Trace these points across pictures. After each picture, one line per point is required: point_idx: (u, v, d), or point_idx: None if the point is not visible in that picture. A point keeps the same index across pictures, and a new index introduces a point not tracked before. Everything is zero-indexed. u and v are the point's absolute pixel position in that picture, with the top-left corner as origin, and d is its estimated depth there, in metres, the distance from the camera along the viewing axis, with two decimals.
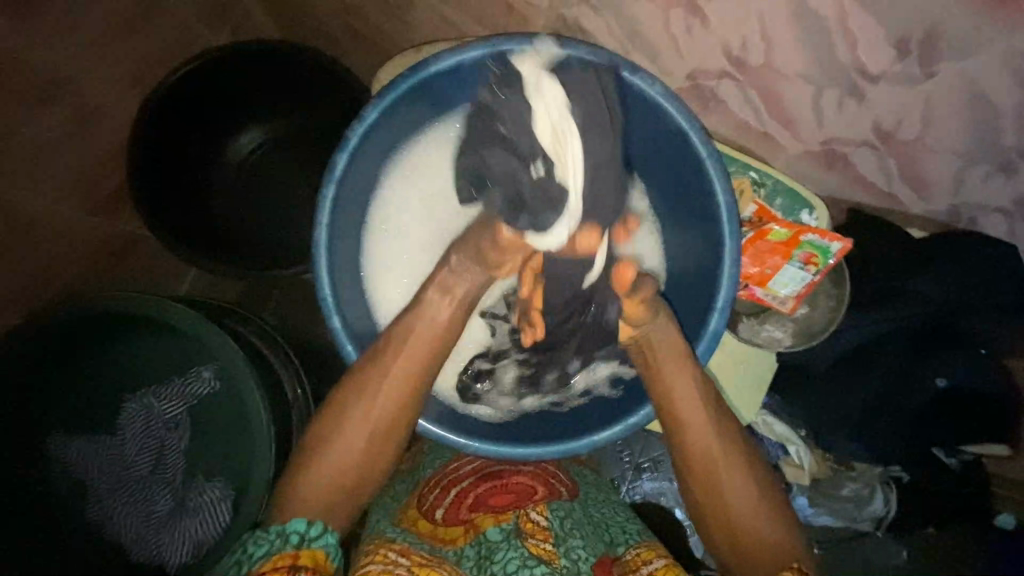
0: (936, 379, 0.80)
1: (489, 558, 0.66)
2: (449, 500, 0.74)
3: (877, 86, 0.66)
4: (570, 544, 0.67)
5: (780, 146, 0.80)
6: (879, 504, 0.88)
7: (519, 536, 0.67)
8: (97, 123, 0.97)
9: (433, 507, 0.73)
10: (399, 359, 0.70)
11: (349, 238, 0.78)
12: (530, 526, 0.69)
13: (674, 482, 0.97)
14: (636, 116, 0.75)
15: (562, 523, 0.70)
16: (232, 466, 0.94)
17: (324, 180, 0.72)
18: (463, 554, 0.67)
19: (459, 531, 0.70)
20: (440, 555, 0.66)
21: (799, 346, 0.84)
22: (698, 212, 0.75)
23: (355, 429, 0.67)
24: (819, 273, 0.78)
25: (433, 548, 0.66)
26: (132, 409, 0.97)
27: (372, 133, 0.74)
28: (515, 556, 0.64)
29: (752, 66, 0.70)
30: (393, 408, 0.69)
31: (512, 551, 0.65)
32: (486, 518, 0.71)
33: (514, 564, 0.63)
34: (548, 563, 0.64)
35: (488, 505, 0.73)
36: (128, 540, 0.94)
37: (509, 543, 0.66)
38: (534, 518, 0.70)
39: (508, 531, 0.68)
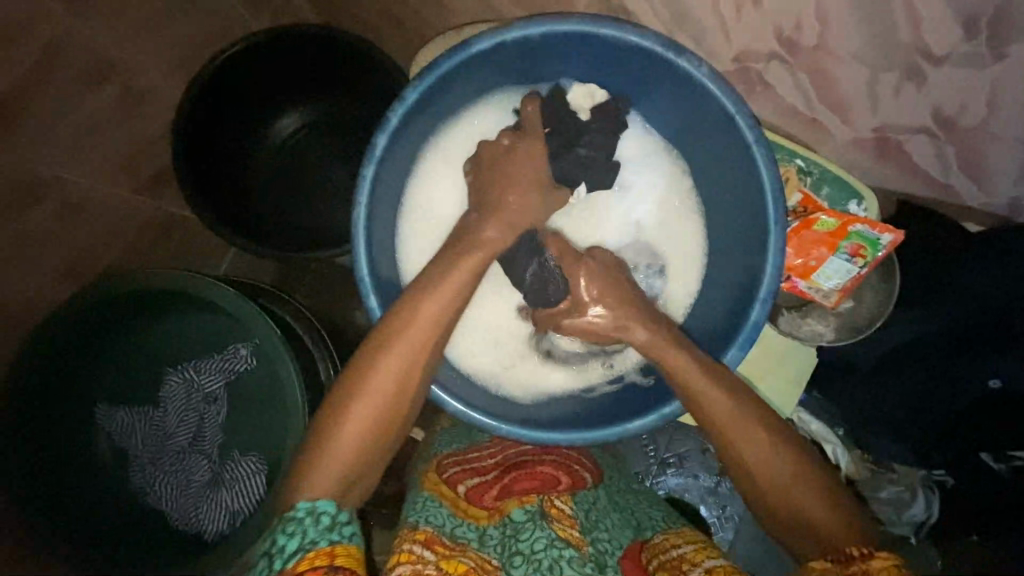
0: (987, 379, 0.76)
1: (514, 537, 0.67)
2: (473, 482, 0.73)
3: (939, 69, 0.63)
4: (595, 535, 0.68)
5: (829, 134, 0.76)
6: (919, 509, 0.83)
7: (545, 518, 0.68)
8: (140, 106, 0.99)
9: (455, 481, 0.74)
10: (410, 332, 0.64)
11: (384, 219, 0.77)
12: (554, 511, 0.69)
13: (699, 478, 0.97)
14: (680, 98, 0.72)
15: (587, 513, 0.72)
16: (267, 441, 0.97)
17: (363, 160, 0.72)
18: (485, 534, 0.68)
19: (484, 512, 0.70)
20: (460, 537, 0.66)
21: (842, 340, 0.81)
22: (741, 200, 0.73)
23: (364, 406, 0.62)
24: (867, 266, 0.75)
25: (455, 528, 0.67)
26: (171, 383, 1.00)
27: (411, 113, 0.73)
28: (542, 536, 0.66)
29: (803, 49, 0.67)
30: (406, 374, 0.64)
31: (540, 531, 0.66)
32: (509, 501, 0.71)
33: (541, 543, 0.65)
34: (577, 548, 0.65)
35: (514, 489, 0.72)
36: (167, 508, 0.98)
37: (535, 523, 0.67)
38: (559, 505, 0.71)
39: (532, 512, 0.69)
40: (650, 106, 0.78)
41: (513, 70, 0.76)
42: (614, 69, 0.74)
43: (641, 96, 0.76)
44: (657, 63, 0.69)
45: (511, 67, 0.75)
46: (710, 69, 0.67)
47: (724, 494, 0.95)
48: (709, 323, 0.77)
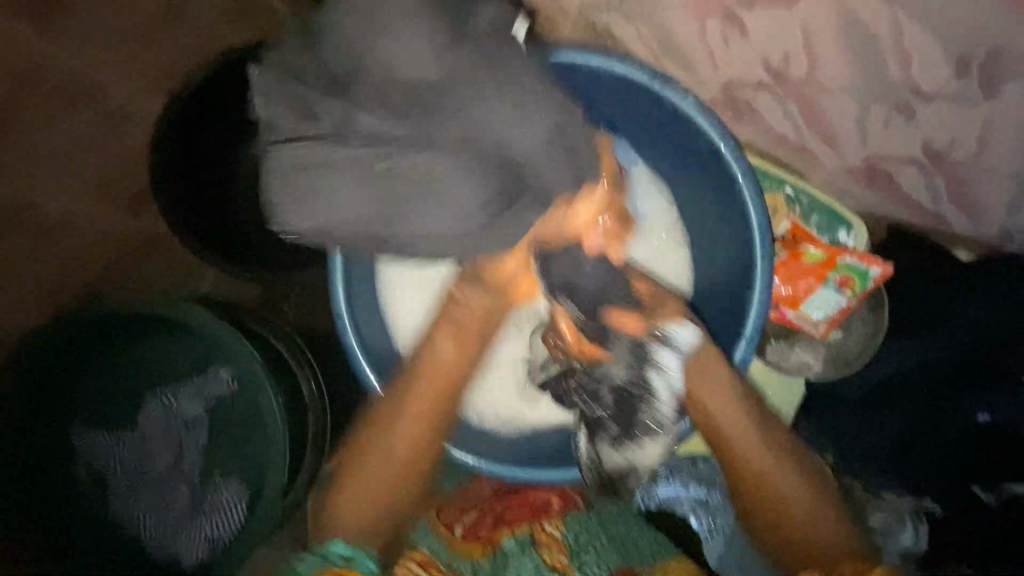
0: (975, 413, 0.75)
1: (503, 569, 0.67)
2: (472, 518, 0.76)
3: (931, 104, 0.61)
4: (582, 558, 0.68)
5: (820, 162, 0.75)
6: (908, 538, 0.79)
7: (534, 548, 0.69)
8: (115, 123, 0.96)
9: (451, 525, 0.75)
10: (428, 383, 0.77)
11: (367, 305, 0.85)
12: (544, 538, 0.71)
13: (690, 488, 0.93)
14: (667, 128, 0.71)
15: (577, 536, 0.71)
16: (247, 467, 0.95)
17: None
18: (477, 566, 0.68)
19: (478, 546, 0.71)
20: (455, 567, 0.68)
21: (828, 371, 0.84)
22: (728, 231, 0.72)
23: (381, 452, 0.75)
24: (856, 297, 0.74)
25: (449, 560, 0.69)
26: (150, 408, 0.98)
27: None
28: (530, 564, 0.66)
29: (792, 80, 0.66)
30: (424, 429, 0.76)
31: (528, 558, 0.67)
32: (502, 531, 0.73)
33: (528, 570, 0.66)
34: (563, 573, 0.65)
35: (507, 518, 0.75)
36: (145, 535, 0.96)
37: (525, 552, 0.68)
38: (549, 530, 0.72)
39: (522, 543, 0.70)
40: (636, 133, 0.76)
41: None
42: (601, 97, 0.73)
43: (629, 122, 0.74)
44: (643, 93, 0.68)
45: None
46: (696, 100, 0.65)
47: (714, 505, 0.92)
48: None
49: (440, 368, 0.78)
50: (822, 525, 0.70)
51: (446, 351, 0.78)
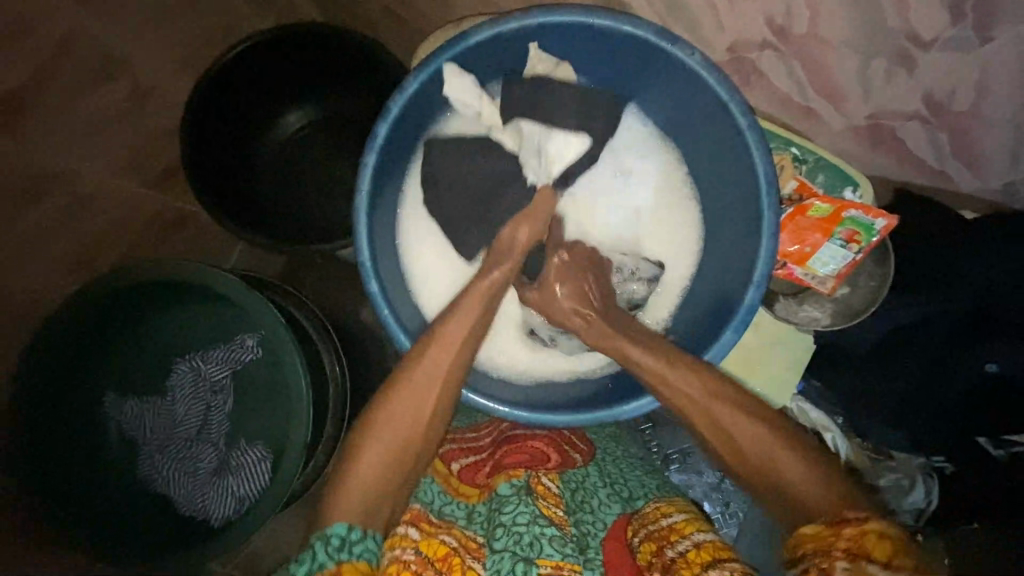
0: (984, 363, 0.77)
1: (499, 511, 0.68)
2: (467, 459, 0.75)
3: (928, 53, 0.64)
4: (580, 517, 0.69)
5: (823, 121, 0.77)
6: (920, 495, 0.85)
7: (530, 495, 0.69)
8: (149, 103, 1.01)
9: (449, 457, 0.75)
10: (452, 342, 0.69)
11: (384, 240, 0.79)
12: (540, 489, 0.70)
13: (702, 474, 0.97)
14: (676, 87, 0.74)
15: (574, 495, 0.72)
16: (273, 428, 0.99)
17: (365, 149, 0.74)
18: (473, 510, 0.70)
19: (475, 488, 0.72)
20: (447, 514, 0.69)
21: (838, 325, 0.81)
22: (736, 186, 0.74)
23: (383, 440, 0.64)
24: (861, 251, 0.76)
25: (443, 504, 0.70)
26: (179, 373, 1.02)
27: (411, 103, 0.75)
28: (525, 511, 0.67)
29: (795, 37, 0.69)
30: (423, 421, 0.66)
31: (523, 506, 0.67)
32: (499, 476, 0.72)
33: (522, 518, 0.66)
34: (558, 527, 0.66)
35: (503, 465, 0.73)
36: (175, 494, 1.00)
37: (520, 498, 0.68)
38: (545, 482, 0.72)
39: (518, 487, 0.69)
40: (648, 95, 0.79)
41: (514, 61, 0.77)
42: (613, 60, 0.76)
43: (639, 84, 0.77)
44: (653, 52, 0.71)
45: (510, 59, 0.77)
46: (703, 57, 0.68)
47: (727, 489, 0.95)
48: (704, 312, 0.78)
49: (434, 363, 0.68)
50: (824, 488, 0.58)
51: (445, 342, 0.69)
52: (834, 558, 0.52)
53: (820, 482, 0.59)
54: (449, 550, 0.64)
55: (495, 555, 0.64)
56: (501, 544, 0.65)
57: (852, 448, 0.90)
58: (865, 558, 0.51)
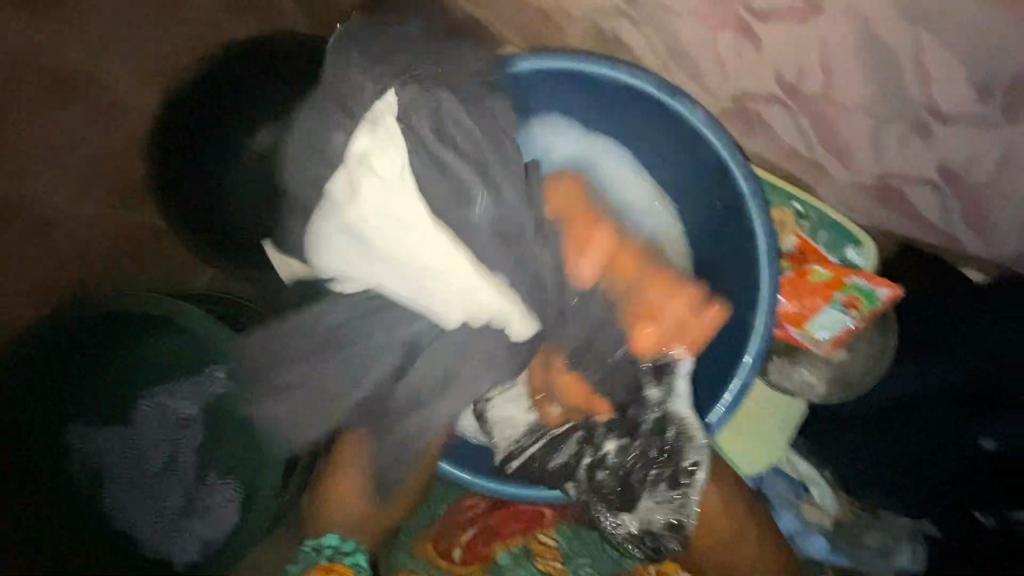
0: (979, 438, 0.73)
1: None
2: (468, 534, 0.84)
3: (948, 125, 0.60)
4: (577, 563, 0.80)
5: (829, 177, 0.73)
6: (903, 558, 0.80)
7: (531, 558, 0.81)
8: (115, 120, 0.95)
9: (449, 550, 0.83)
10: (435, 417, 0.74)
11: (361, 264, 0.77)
12: (539, 547, 0.82)
13: None
14: (673, 140, 0.70)
15: (570, 541, 0.82)
16: (244, 465, 0.95)
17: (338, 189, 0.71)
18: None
19: (478, 565, 0.81)
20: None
21: (833, 394, 0.81)
22: (735, 251, 0.70)
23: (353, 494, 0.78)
24: (862, 318, 0.71)
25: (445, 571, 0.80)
26: (144, 406, 0.97)
27: None
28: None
29: (804, 94, 0.64)
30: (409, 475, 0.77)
31: (525, 572, 0.79)
32: (498, 548, 0.83)
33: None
34: None
35: (499, 533, 0.84)
36: (136, 532, 0.94)
37: (522, 563, 0.80)
38: (543, 540, 0.83)
39: (517, 555, 0.81)
40: (645, 144, 0.74)
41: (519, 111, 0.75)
42: (615, 110, 0.73)
43: (637, 134, 0.74)
44: (654, 105, 0.68)
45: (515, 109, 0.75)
46: (708, 115, 0.64)
47: None
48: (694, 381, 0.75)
49: (438, 435, 0.74)
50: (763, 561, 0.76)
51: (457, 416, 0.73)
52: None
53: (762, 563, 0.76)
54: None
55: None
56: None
57: (838, 503, 0.86)
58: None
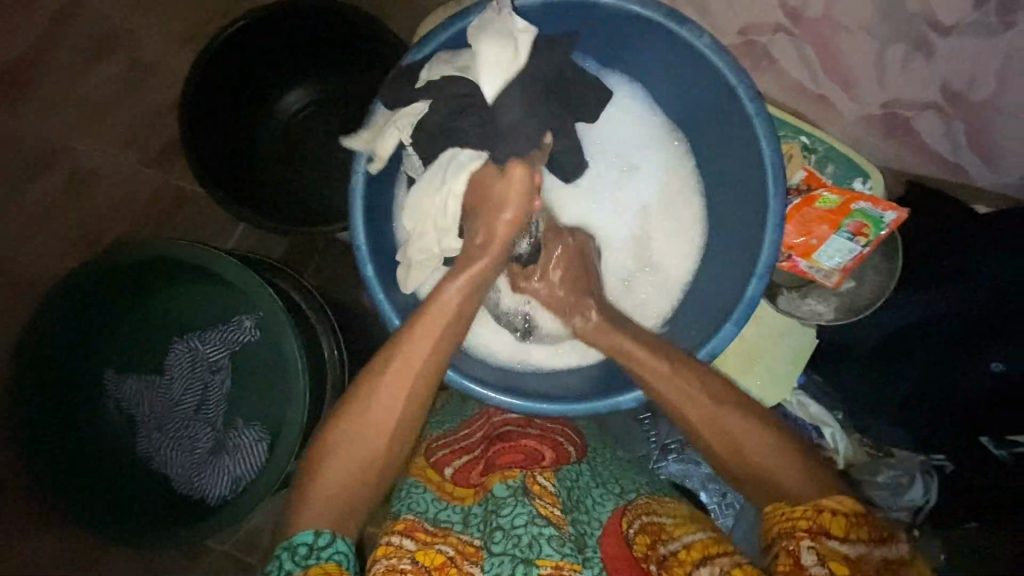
0: (991, 362, 0.75)
1: (495, 514, 0.67)
2: (460, 460, 0.77)
3: (949, 39, 0.63)
4: (575, 517, 0.69)
5: (836, 111, 0.76)
6: (918, 493, 0.83)
7: (526, 494, 0.68)
8: (153, 79, 1.00)
9: (441, 464, 0.77)
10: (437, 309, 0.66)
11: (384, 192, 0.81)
12: (536, 488, 0.70)
13: (699, 465, 0.96)
14: (688, 70, 0.70)
15: (570, 492, 0.73)
16: (272, 408, 1.00)
17: (363, 127, 0.75)
18: (470, 512, 0.70)
19: (469, 492, 0.73)
20: (443, 520, 0.68)
21: (840, 320, 0.82)
22: (742, 181, 0.71)
23: (341, 453, 0.61)
24: (869, 245, 0.73)
25: (437, 506, 0.70)
26: (176, 353, 1.02)
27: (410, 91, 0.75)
28: (522, 512, 0.66)
29: (808, 21, 0.68)
30: (404, 404, 0.64)
31: (520, 506, 0.67)
32: (493, 477, 0.72)
33: (521, 519, 0.64)
34: (556, 526, 0.64)
35: (495, 465, 0.75)
36: (172, 471, 1.01)
37: (517, 499, 0.67)
38: (541, 481, 0.71)
39: (515, 488, 0.68)
40: (657, 80, 0.75)
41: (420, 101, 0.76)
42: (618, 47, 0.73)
43: (647, 70, 0.75)
44: (659, 35, 0.68)
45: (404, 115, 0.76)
46: (713, 40, 0.65)
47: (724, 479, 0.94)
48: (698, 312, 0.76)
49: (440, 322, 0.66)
50: (803, 477, 0.54)
51: (429, 329, 0.65)
52: (797, 537, 0.48)
53: (798, 473, 0.54)
54: (445, 559, 0.63)
55: (493, 557, 0.64)
56: (500, 548, 0.64)
57: (852, 445, 0.89)
58: (825, 534, 0.48)
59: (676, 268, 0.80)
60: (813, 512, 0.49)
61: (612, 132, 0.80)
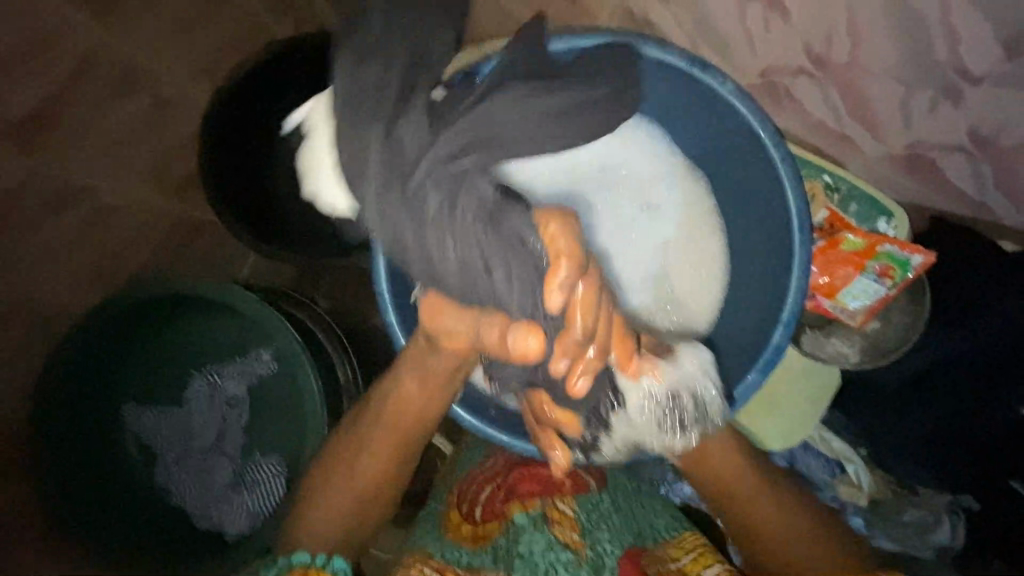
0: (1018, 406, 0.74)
1: (514, 542, 0.71)
2: (486, 494, 0.78)
3: (978, 87, 0.61)
4: (596, 536, 0.72)
5: (859, 150, 0.75)
6: (944, 535, 0.81)
7: (547, 524, 0.72)
8: (169, 116, 1.00)
9: (473, 505, 0.78)
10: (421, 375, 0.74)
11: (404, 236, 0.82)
12: (556, 514, 0.74)
13: None
14: (709, 114, 0.70)
15: (590, 515, 0.75)
16: (289, 443, 1.00)
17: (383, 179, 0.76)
18: (497, 548, 0.72)
19: (495, 524, 0.75)
20: (476, 565, 0.70)
21: (866, 364, 0.81)
22: (766, 225, 0.71)
23: (335, 498, 0.73)
24: (896, 287, 0.72)
25: (470, 558, 0.71)
26: (195, 385, 1.02)
27: None
28: (541, 540, 0.70)
29: (833, 65, 0.66)
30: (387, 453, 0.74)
31: (539, 535, 0.71)
32: (514, 506, 0.75)
33: (539, 547, 0.69)
34: (574, 551, 0.69)
35: (518, 493, 0.77)
36: (189, 505, 1.00)
37: (536, 529, 0.71)
38: (561, 508, 0.75)
39: (534, 518, 0.73)
40: (677, 119, 0.75)
41: None
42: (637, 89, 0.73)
43: (664, 109, 0.74)
44: (680, 78, 0.68)
45: None
46: (735, 84, 0.65)
47: None
48: (722, 351, 0.76)
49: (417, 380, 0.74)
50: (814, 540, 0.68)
51: (413, 394, 0.74)
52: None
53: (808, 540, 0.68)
54: None
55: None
56: (518, 575, 0.67)
57: (873, 480, 0.88)
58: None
59: (700, 308, 0.79)
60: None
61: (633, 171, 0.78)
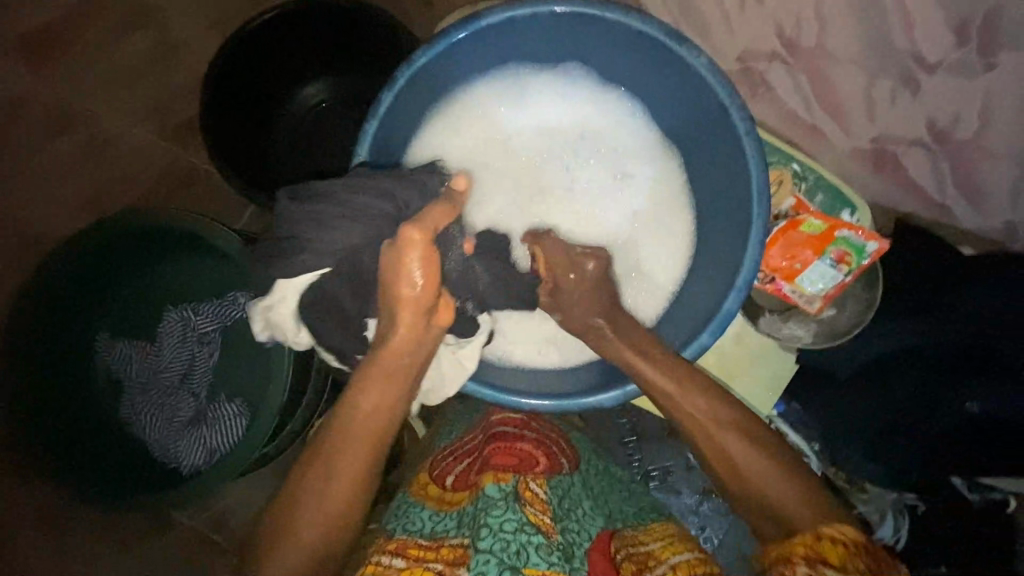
0: (967, 402, 0.74)
1: (484, 512, 0.64)
2: (460, 467, 0.77)
3: (933, 75, 0.66)
4: (565, 525, 0.67)
5: (828, 142, 0.78)
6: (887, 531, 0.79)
7: (519, 500, 0.66)
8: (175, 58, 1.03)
9: (445, 475, 0.76)
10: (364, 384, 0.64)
11: (415, 101, 0.75)
12: (529, 493, 0.67)
13: (681, 495, 0.91)
14: (684, 88, 0.73)
15: (561, 500, 0.71)
16: (255, 390, 1.02)
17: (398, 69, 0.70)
18: (464, 514, 0.68)
19: (464, 495, 0.72)
20: (440, 535, 0.66)
21: (820, 345, 0.83)
22: (731, 196, 0.73)
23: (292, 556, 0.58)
24: (851, 273, 0.76)
25: (433, 529, 0.67)
26: (169, 320, 1.04)
27: (438, 60, 0.72)
28: (514, 518, 0.63)
29: (803, 50, 0.71)
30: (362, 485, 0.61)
31: (511, 513, 0.64)
32: (487, 476, 0.70)
33: (510, 525, 0.62)
34: (545, 535, 0.63)
35: (490, 465, 0.73)
36: (149, 435, 1.02)
37: (508, 503, 0.65)
38: (533, 487, 0.69)
39: (507, 491, 0.67)
40: (657, 94, 0.78)
41: (468, 64, 0.76)
42: (619, 63, 0.77)
43: (643, 85, 0.78)
44: (660, 50, 0.71)
45: (460, 68, 0.76)
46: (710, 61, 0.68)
47: (705, 514, 0.89)
48: (680, 317, 0.78)
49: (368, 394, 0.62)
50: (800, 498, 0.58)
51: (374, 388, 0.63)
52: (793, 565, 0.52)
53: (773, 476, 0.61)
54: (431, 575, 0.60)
55: (480, 556, 0.60)
56: (485, 544, 0.61)
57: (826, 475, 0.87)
58: (824, 563, 0.51)
59: (663, 279, 0.82)
60: (812, 540, 0.54)
61: (608, 141, 0.83)
